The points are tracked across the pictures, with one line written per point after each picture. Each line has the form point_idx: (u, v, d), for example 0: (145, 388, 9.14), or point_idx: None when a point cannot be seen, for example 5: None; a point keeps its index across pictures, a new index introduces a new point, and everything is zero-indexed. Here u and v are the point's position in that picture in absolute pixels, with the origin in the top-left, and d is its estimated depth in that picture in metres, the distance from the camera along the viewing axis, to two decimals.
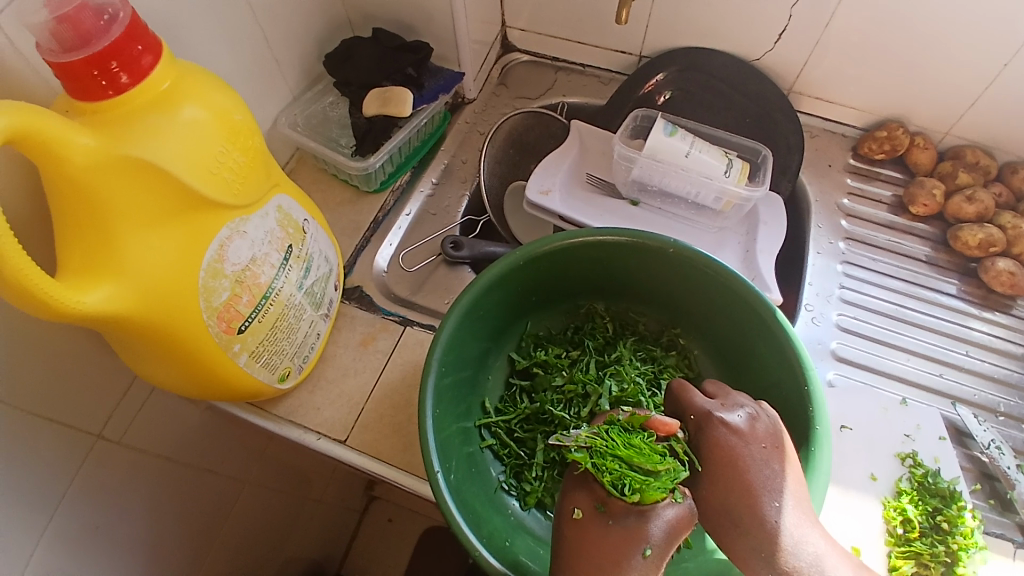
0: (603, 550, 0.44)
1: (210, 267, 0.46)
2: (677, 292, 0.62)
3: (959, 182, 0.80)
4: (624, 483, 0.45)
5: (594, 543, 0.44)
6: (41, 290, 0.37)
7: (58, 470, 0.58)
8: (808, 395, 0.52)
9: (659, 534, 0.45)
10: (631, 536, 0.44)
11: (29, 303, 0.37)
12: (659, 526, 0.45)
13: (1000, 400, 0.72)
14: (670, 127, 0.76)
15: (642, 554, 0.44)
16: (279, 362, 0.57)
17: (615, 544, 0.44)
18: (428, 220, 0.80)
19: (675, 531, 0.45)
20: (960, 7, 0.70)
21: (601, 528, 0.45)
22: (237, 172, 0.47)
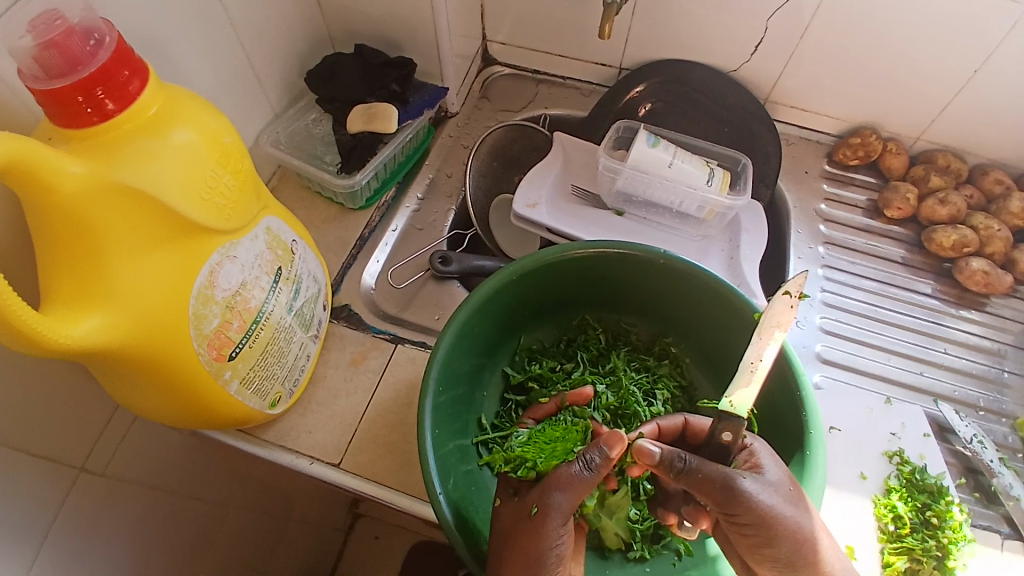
0: (508, 524, 0.47)
1: (200, 293, 0.45)
2: (669, 302, 0.63)
3: (932, 185, 0.83)
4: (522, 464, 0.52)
5: (506, 522, 0.48)
6: (27, 324, 0.36)
7: (40, 506, 0.55)
8: (800, 400, 0.53)
9: (552, 489, 0.46)
10: (524, 507, 0.47)
11: (14, 336, 0.36)
12: (555, 490, 0.45)
13: (980, 395, 0.74)
14: (653, 138, 0.77)
15: (531, 513, 0.46)
16: (270, 387, 0.56)
17: (516, 518, 0.47)
18: (415, 235, 0.79)
19: (571, 483, 0.45)
20: (929, 19, 0.73)
21: (509, 508, 0.49)
22: (228, 196, 0.46)
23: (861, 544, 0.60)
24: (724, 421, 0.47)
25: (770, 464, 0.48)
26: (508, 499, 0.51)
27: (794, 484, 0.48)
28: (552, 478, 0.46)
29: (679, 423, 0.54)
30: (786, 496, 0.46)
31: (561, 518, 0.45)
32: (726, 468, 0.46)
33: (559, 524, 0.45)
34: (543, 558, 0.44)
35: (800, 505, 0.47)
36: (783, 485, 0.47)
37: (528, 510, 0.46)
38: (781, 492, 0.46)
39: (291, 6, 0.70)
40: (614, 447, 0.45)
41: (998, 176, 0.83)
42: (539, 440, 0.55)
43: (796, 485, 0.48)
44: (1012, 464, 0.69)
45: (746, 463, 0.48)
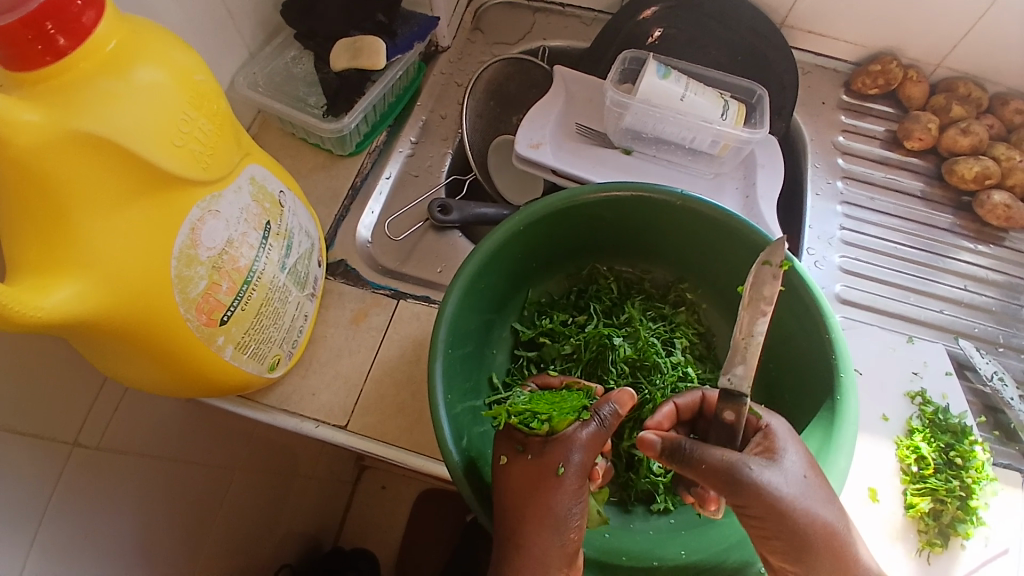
0: (521, 481, 0.46)
1: (183, 254, 0.41)
2: (685, 245, 0.59)
3: (953, 115, 0.78)
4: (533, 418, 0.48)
5: (519, 477, 0.46)
6: None
7: (34, 485, 0.52)
8: (830, 343, 0.51)
9: (573, 449, 0.46)
10: (542, 463, 0.46)
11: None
12: (575, 450, 0.46)
13: (999, 332, 0.73)
14: (663, 68, 0.72)
15: (556, 471, 0.45)
16: (268, 351, 0.52)
17: (532, 474, 0.46)
18: (411, 182, 0.74)
19: (589, 441, 0.46)
20: None
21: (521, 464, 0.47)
22: (204, 142, 0.41)
23: (882, 485, 0.59)
24: (726, 400, 0.46)
25: (787, 449, 0.45)
26: (518, 457, 0.47)
27: (817, 472, 0.44)
28: (570, 438, 0.46)
29: (697, 399, 0.52)
30: (802, 486, 0.42)
31: (580, 478, 0.46)
32: (730, 457, 0.43)
33: (577, 484, 0.45)
34: (563, 517, 0.44)
35: (822, 496, 0.43)
36: (800, 473, 0.43)
37: (552, 469, 0.45)
38: (796, 481, 0.43)
39: None
40: (624, 403, 0.48)
41: (1019, 105, 0.79)
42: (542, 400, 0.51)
43: (819, 474, 0.44)
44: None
45: (762, 447, 0.46)
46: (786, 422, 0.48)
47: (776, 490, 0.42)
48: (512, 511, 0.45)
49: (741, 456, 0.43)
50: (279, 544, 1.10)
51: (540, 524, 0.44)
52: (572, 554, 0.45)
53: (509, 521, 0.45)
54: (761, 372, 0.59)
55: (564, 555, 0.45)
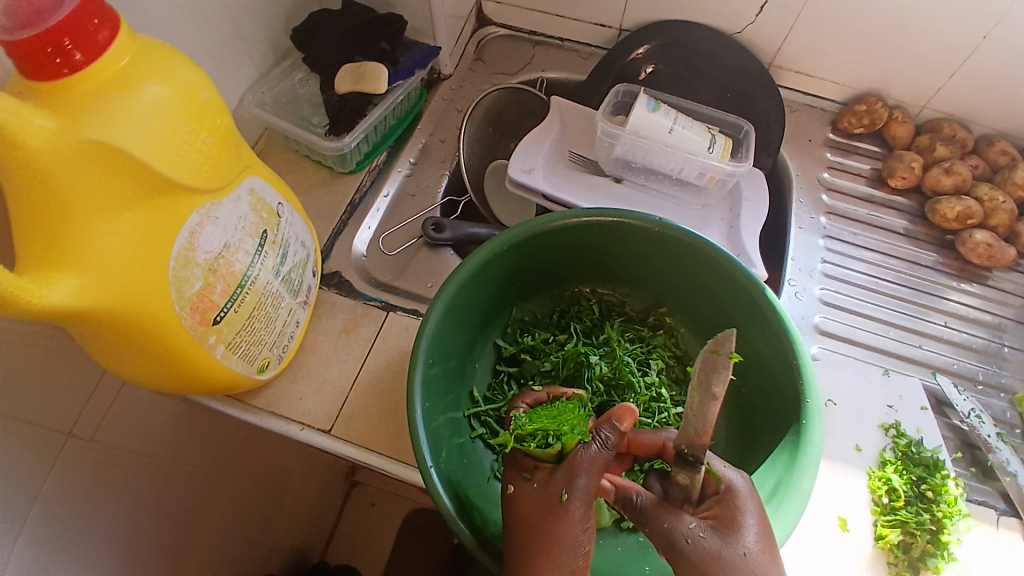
0: (527, 514, 0.46)
1: (180, 256, 0.44)
2: (663, 270, 0.61)
3: (937, 155, 0.81)
4: (547, 439, 0.50)
5: (526, 505, 0.47)
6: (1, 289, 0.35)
7: (26, 474, 0.55)
8: (798, 368, 0.52)
9: (578, 474, 0.47)
10: (547, 492, 0.46)
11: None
12: (582, 478, 0.46)
13: (979, 369, 0.74)
14: (653, 102, 0.76)
15: (558, 498, 0.46)
16: (259, 353, 0.54)
17: (537, 504, 0.46)
18: (408, 201, 0.77)
19: (595, 465, 0.47)
20: None
21: (528, 491, 0.48)
22: (206, 154, 0.44)
23: (853, 516, 0.60)
24: (676, 463, 0.47)
25: (739, 520, 0.44)
26: (524, 485, 0.48)
27: (767, 547, 0.43)
28: (574, 463, 0.47)
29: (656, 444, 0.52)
30: (745, 563, 0.42)
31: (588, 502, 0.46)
32: (671, 522, 0.45)
33: (583, 510, 0.45)
34: (573, 544, 0.44)
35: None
36: (745, 550, 0.42)
37: (556, 496, 0.46)
38: (733, 550, 0.43)
39: None
40: (624, 419, 0.48)
41: (1004, 146, 0.81)
42: (544, 417, 0.53)
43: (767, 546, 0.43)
44: (1010, 439, 0.69)
45: (714, 513, 0.45)
46: (748, 485, 0.46)
47: (705, 557, 0.42)
48: (518, 539, 0.45)
49: (682, 522, 0.44)
50: (265, 554, 1.11)
51: (548, 553, 0.43)
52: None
53: (515, 552, 0.45)
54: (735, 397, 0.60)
55: None
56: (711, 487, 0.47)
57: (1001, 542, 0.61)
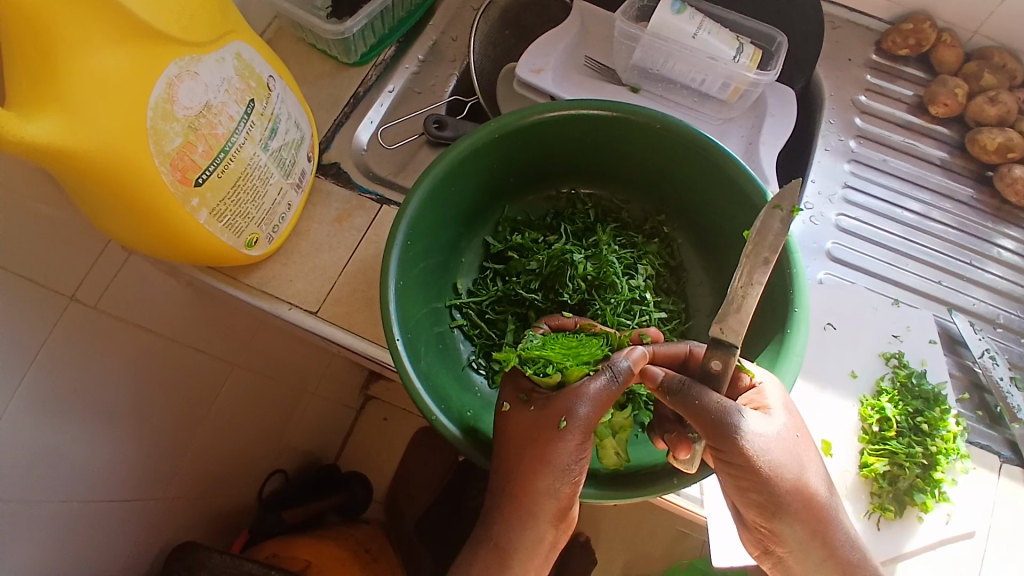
0: (519, 436, 0.46)
1: (159, 107, 0.43)
2: (663, 175, 0.58)
3: (984, 83, 0.74)
4: (546, 366, 0.48)
5: (519, 426, 0.46)
6: None
7: (30, 329, 0.58)
8: (790, 278, 0.50)
9: (580, 401, 0.45)
10: (544, 415, 0.45)
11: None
12: (586, 406, 0.44)
13: (1000, 311, 0.69)
14: (679, 5, 0.70)
15: (557, 424, 0.44)
16: (245, 226, 0.55)
17: (534, 427, 0.45)
18: (414, 98, 0.76)
19: (598, 393, 0.45)
20: None
21: (525, 413, 0.46)
22: (185, 5, 0.44)
23: (838, 440, 0.58)
24: (714, 349, 0.45)
25: (778, 406, 0.46)
26: (521, 407, 0.47)
27: (800, 428, 0.47)
28: (576, 388, 0.45)
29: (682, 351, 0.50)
30: (788, 441, 0.45)
31: (585, 432, 0.44)
32: (727, 404, 0.44)
33: (580, 439, 0.44)
34: (561, 467, 0.44)
35: (801, 450, 0.46)
36: (788, 431, 0.46)
37: (554, 421, 0.45)
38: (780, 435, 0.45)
39: None
40: (634, 358, 0.46)
41: None
42: (558, 345, 0.50)
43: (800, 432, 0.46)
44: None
45: (750, 403, 0.47)
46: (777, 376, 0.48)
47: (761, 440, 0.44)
48: (506, 457, 0.46)
49: (736, 405, 0.44)
50: (277, 449, 1.17)
51: (538, 471, 0.44)
52: (566, 508, 0.46)
53: (504, 468, 0.46)
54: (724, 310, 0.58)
55: (555, 510, 0.46)
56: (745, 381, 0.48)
57: (1000, 491, 0.58)
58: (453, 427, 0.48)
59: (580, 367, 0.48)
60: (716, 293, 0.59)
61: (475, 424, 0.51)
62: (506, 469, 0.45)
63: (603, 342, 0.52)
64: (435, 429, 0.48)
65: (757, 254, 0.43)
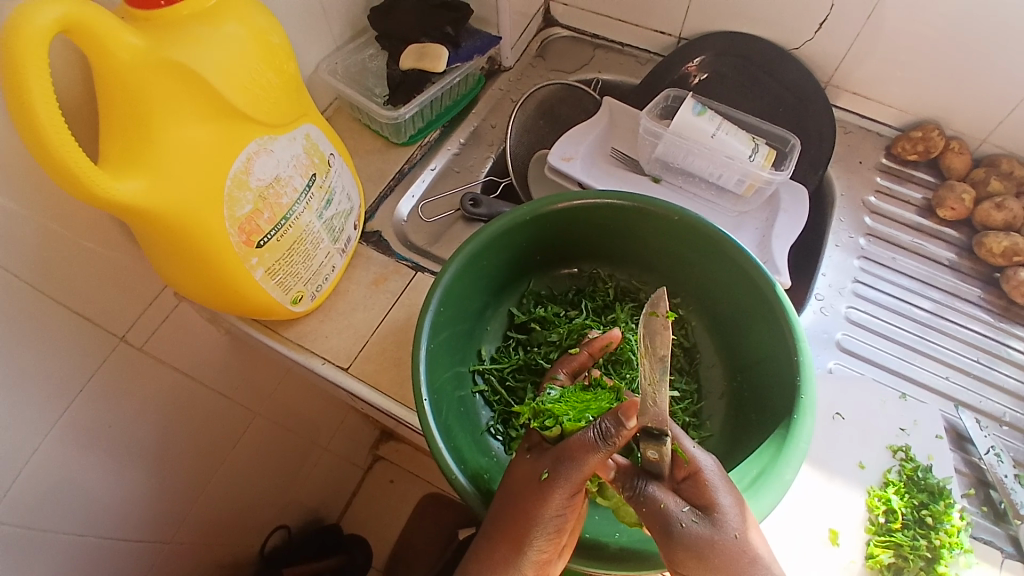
0: (507, 484, 0.49)
1: (236, 177, 0.49)
2: (680, 261, 0.63)
3: (990, 189, 0.78)
4: (549, 419, 0.50)
5: (516, 477, 0.48)
6: (85, 174, 0.40)
7: (82, 362, 0.62)
8: (797, 365, 0.53)
9: (564, 458, 0.46)
10: (532, 467, 0.48)
11: (66, 181, 0.40)
12: (569, 463, 0.45)
13: (1007, 409, 0.70)
14: (699, 107, 0.77)
15: (541, 476, 0.47)
16: (294, 284, 0.60)
17: (520, 477, 0.48)
18: (452, 176, 0.83)
19: (584, 454, 0.45)
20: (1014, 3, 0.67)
21: (522, 461, 0.49)
22: (268, 92, 0.50)
23: (846, 530, 0.59)
24: (645, 441, 0.44)
25: (721, 501, 0.45)
26: (522, 455, 0.50)
27: (747, 525, 0.45)
28: (566, 443, 0.46)
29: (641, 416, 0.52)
30: (729, 541, 0.44)
31: (569, 489, 0.46)
32: (668, 506, 0.45)
33: (563, 494, 0.46)
34: (537, 522, 0.46)
35: (750, 553, 0.44)
36: (728, 530, 0.44)
37: (538, 473, 0.47)
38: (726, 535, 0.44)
39: None
40: (630, 417, 0.44)
41: None
42: (571, 399, 0.52)
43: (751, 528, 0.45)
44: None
45: (693, 495, 0.46)
46: (720, 467, 0.47)
47: (704, 542, 0.44)
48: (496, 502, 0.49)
49: (677, 506, 0.45)
50: (284, 503, 1.17)
51: (519, 524, 0.46)
52: (549, 561, 0.48)
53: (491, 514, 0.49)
54: (734, 391, 0.61)
55: (537, 562, 0.48)
56: (685, 469, 0.47)
57: None
58: (465, 482, 0.50)
59: (579, 419, 0.49)
60: (728, 376, 0.62)
61: (490, 487, 0.53)
62: (491, 518, 0.48)
63: (616, 397, 0.52)
64: (451, 486, 0.50)
65: (651, 355, 0.42)
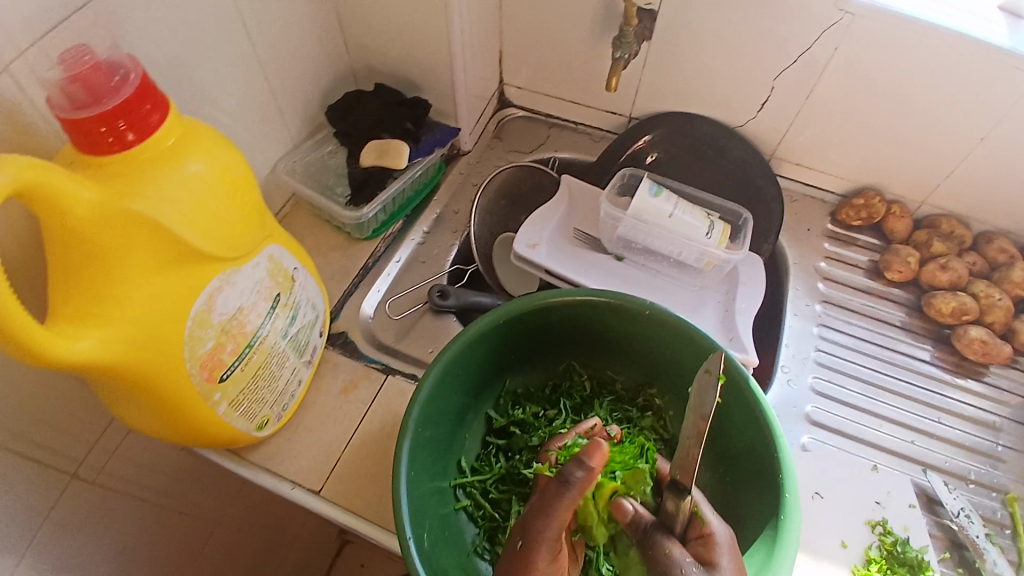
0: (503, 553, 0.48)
1: (197, 317, 0.47)
2: (655, 355, 0.64)
3: (934, 250, 0.82)
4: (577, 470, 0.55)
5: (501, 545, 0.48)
6: (32, 340, 0.38)
7: (31, 508, 0.58)
8: (778, 462, 0.54)
9: (539, 516, 0.45)
10: (514, 529, 0.47)
11: (15, 350, 0.38)
12: (546, 520, 0.45)
13: (971, 467, 0.72)
14: (655, 187, 0.80)
15: (518, 542, 0.46)
16: (259, 410, 0.57)
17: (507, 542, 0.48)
18: (417, 266, 0.81)
19: (554, 506, 0.45)
20: (942, 81, 0.72)
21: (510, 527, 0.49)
22: (232, 226, 0.48)
23: None
24: (670, 490, 0.51)
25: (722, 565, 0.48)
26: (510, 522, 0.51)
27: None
28: (539, 501, 0.46)
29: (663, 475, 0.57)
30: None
31: (549, 547, 0.45)
32: (676, 553, 0.48)
33: (546, 556, 0.45)
34: None
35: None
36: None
37: (518, 540, 0.46)
38: None
39: (315, 41, 0.75)
40: (592, 456, 0.45)
41: (1004, 244, 0.80)
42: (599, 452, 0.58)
43: None
44: (998, 540, 0.67)
45: (698, 554, 0.49)
46: (731, 536, 0.50)
47: None
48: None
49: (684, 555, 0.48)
50: None
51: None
52: None
53: None
54: (718, 484, 0.61)
55: None
56: (699, 530, 0.51)
57: None
58: None
59: (609, 475, 0.56)
60: (709, 467, 0.63)
61: None
62: None
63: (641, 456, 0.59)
64: None
65: (697, 408, 0.50)
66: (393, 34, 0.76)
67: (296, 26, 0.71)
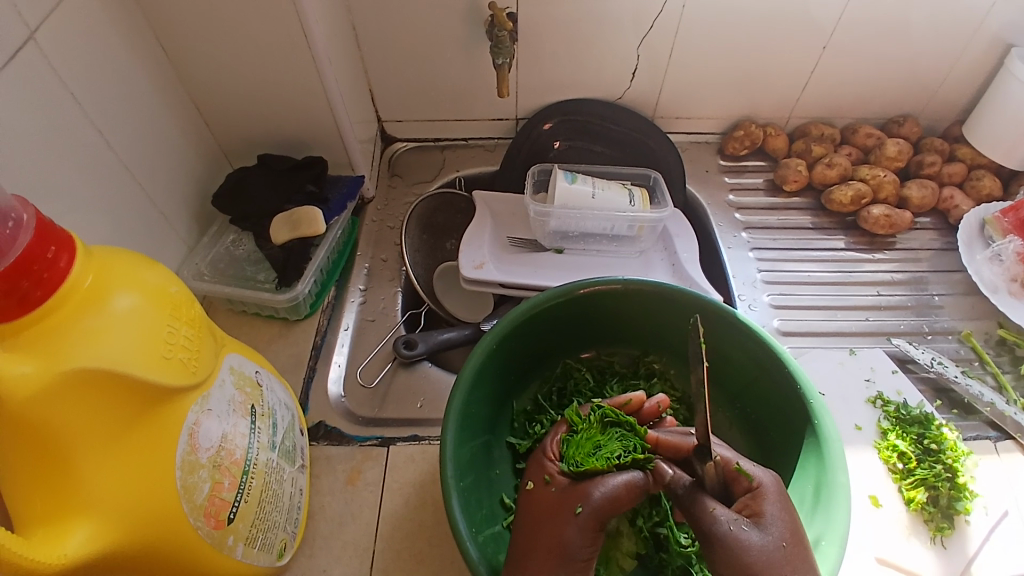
0: (547, 523, 0.48)
1: (185, 463, 0.41)
2: (641, 323, 0.66)
3: (815, 154, 0.91)
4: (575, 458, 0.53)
5: (539, 505, 0.49)
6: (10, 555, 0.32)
7: None
8: (792, 375, 0.56)
9: (599, 490, 0.48)
10: (565, 502, 0.48)
11: None
12: (603, 491, 0.48)
13: (922, 322, 0.79)
14: (569, 174, 0.79)
15: (575, 508, 0.47)
16: (275, 538, 0.51)
17: (557, 511, 0.48)
18: (369, 328, 0.75)
19: (616, 486, 0.48)
20: (773, 12, 0.80)
21: (552, 492, 0.50)
22: (191, 349, 0.41)
23: (881, 491, 0.63)
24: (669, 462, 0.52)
25: (771, 514, 0.45)
26: (544, 487, 0.51)
27: (797, 543, 0.43)
28: (603, 481, 0.49)
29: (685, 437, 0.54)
30: (777, 555, 0.42)
31: (599, 523, 0.47)
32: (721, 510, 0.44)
33: (594, 525, 0.47)
34: (564, 549, 0.46)
35: (793, 568, 0.42)
36: (779, 540, 0.43)
37: (572, 505, 0.48)
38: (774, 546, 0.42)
39: (177, 130, 0.68)
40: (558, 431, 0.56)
41: (867, 130, 0.91)
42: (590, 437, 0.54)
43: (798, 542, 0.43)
44: (973, 374, 0.74)
45: (747, 507, 0.46)
46: (775, 482, 0.47)
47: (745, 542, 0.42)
48: (522, 531, 0.49)
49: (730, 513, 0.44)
50: None
51: (547, 555, 0.46)
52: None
53: (518, 540, 0.48)
54: (742, 416, 0.64)
55: None
56: (743, 485, 0.47)
57: (1007, 467, 0.65)
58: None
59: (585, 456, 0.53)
60: (728, 405, 0.65)
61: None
62: (518, 534, 0.49)
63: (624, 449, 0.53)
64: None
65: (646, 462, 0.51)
66: (261, 101, 0.70)
67: (150, 121, 0.63)
